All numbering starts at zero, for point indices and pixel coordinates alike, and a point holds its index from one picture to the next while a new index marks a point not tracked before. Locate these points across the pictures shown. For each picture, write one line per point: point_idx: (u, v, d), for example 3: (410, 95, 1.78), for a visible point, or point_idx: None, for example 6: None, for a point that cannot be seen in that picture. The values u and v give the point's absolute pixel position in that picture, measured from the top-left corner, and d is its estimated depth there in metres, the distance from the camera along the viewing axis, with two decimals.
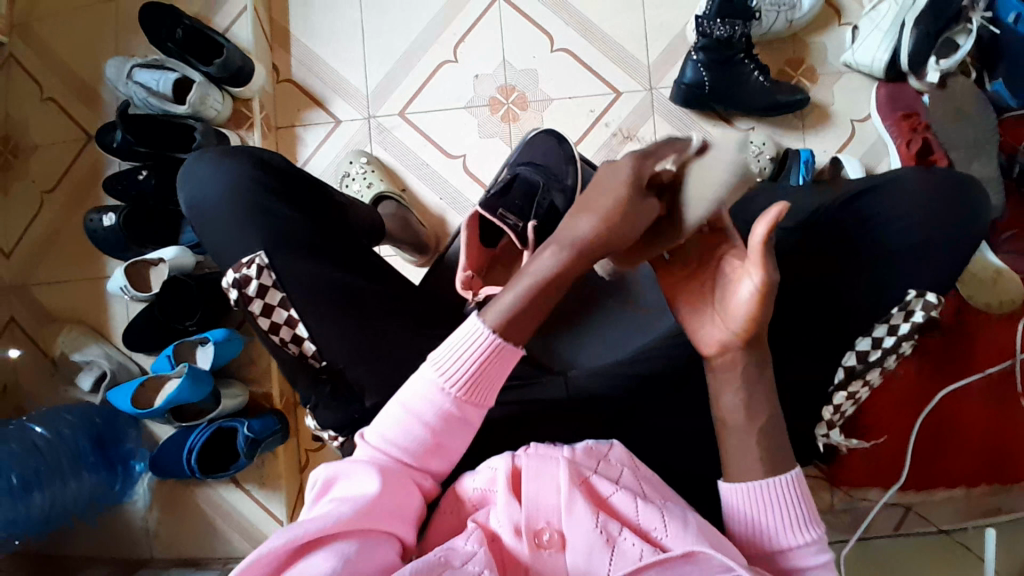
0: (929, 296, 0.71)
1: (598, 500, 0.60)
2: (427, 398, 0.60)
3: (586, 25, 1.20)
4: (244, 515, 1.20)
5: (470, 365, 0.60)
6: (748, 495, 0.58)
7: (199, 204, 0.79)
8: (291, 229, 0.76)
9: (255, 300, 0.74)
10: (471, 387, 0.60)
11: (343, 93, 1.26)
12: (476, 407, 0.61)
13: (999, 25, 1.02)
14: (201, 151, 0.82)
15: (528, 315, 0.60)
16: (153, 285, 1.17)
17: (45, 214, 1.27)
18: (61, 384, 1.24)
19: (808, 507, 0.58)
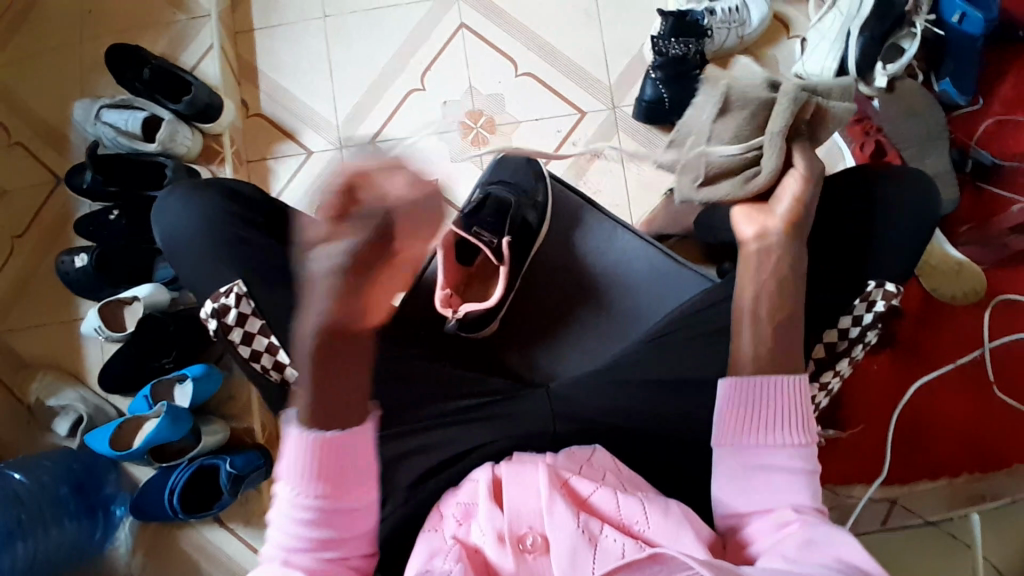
0: (889, 286, 0.75)
1: (578, 502, 0.62)
2: (293, 504, 0.62)
3: (547, 49, 1.24)
4: (229, 554, 1.18)
5: (304, 461, 0.61)
6: (759, 389, 0.63)
7: (173, 239, 0.80)
8: (266, 259, 0.77)
9: (234, 329, 0.74)
10: (326, 479, 0.61)
11: (313, 125, 1.28)
12: (350, 494, 0.62)
13: (944, 26, 1.09)
14: (172, 186, 0.82)
15: (322, 400, 0.61)
16: (127, 324, 1.16)
17: (14, 260, 1.25)
18: (36, 431, 1.21)
19: (807, 416, 0.64)
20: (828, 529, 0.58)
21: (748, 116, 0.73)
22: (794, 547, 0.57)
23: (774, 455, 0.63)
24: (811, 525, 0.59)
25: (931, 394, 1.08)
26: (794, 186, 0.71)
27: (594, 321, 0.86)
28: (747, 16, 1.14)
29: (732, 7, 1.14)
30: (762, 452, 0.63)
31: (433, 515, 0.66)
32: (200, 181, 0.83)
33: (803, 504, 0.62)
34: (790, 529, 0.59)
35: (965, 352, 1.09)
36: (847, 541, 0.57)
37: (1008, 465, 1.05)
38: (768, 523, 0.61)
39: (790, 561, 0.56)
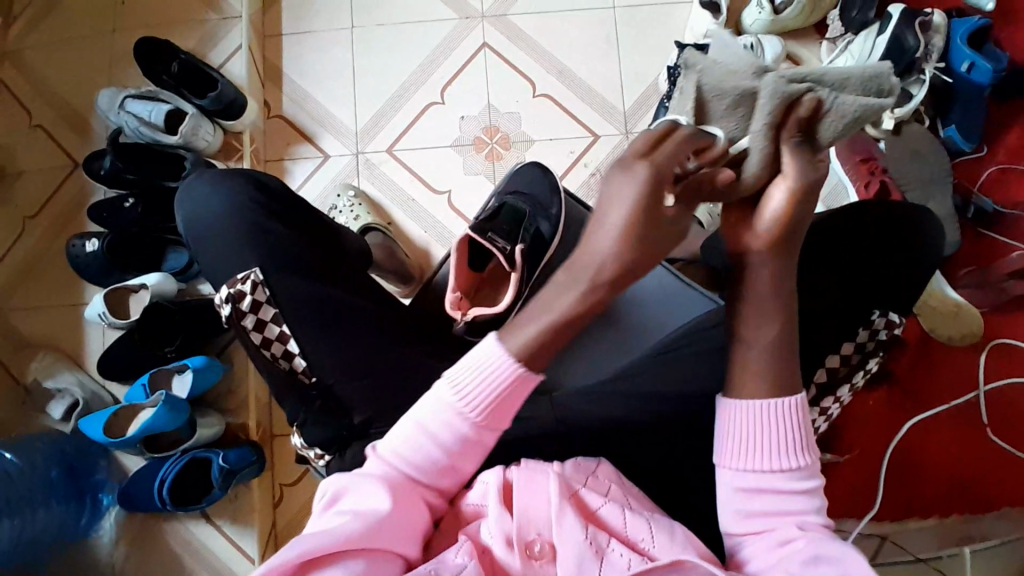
0: (892, 315, 0.77)
1: (587, 513, 0.65)
2: (443, 420, 0.62)
3: (565, 73, 1.28)
4: (214, 551, 1.18)
5: (492, 395, 0.61)
6: (749, 412, 0.60)
7: (195, 223, 0.81)
8: (285, 250, 0.78)
9: (247, 316, 0.76)
10: (489, 414, 0.61)
11: (332, 129, 1.30)
12: (489, 434, 0.63)
13: (952, 74, 1.13)
14: (195, 174, 0.84)
15: (547, 344, 0.59)
16: (132, 311, 1.16)
17: (26, 240, 1.26)
18: (31, 412, 1.21)
19: (806, 435, 0.60)
20: (834, 548, 0.55)
21: None
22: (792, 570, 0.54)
23: (776, 478, 0.60)
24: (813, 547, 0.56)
25: (925, 434, 1.09)
26: (779, 199, 0.61)
27: (599, 332, 0.87)
28: (761, 54, 1.17)
29: (746, 45, 1.16)
30: (763, 476, 0.60)
31: (441, 513, 0.69)
32: (223, 171, 0.84)
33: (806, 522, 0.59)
34: (793, 547, 0.57)
35: (959, 394, 1.10)
36: (855, 561, 0.53)
37: (1000, 508, 1.06)
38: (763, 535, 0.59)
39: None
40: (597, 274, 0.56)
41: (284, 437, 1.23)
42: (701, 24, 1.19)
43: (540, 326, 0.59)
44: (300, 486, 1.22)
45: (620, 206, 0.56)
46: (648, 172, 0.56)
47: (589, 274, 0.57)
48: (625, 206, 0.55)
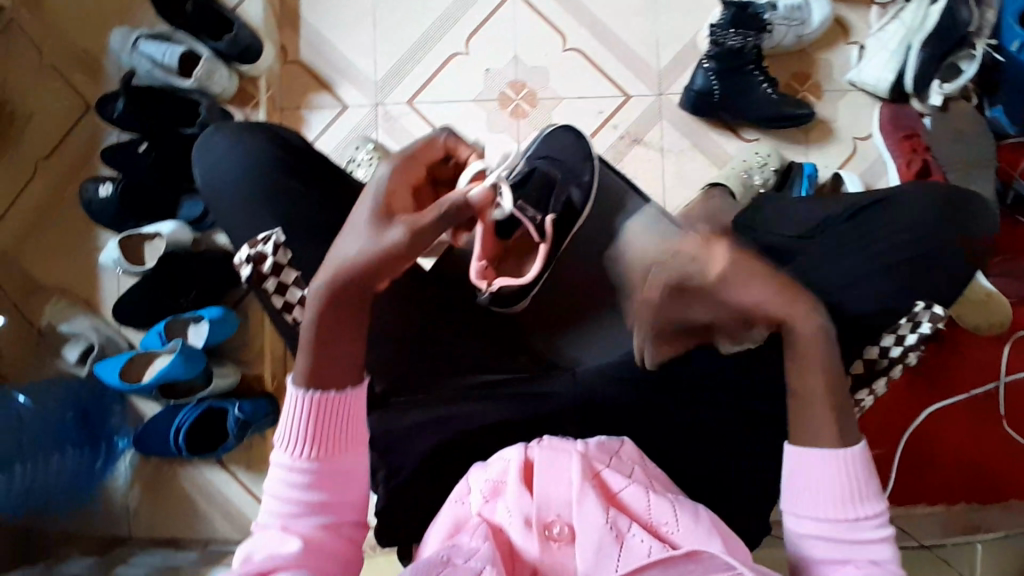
0: (936, 309, 0.75)
1: (608, 495, 0.65)
2: (283, 475, 0.63)
3: (598, 26, 1.21)
4: (229, 497, 1.22)
5: (313, 424, 0.62)
6: (812, 464, 0.65)
7: (212, 178, 0.79)
8: (306, 211, 0.76)
9: (268, 278, 0.74)
10: (316, 443, 0.62)
11: (351, 78, 1.25)
12: (339, 459, 0.63)
13: (1003, 52, 1.03)
14: (215, 126, 0.81)
15: (328, 359, 0.62)
16: (147, 260, 1.14)
17: (38, 183, 1.24)
18: (46, 356, 1.21)
19: (868, 480, 0.65)
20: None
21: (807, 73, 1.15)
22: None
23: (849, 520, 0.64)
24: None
25: (937, 422, 1.09)
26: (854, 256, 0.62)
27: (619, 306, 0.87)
28: (808, 16, 1.10)
29: (795, 5, 1.09)
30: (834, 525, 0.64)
31: (462, 484, 0.70)
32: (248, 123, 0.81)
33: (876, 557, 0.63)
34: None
35: (979, 384, 1.08)
36: None
37: (1008, 500, 1.05)
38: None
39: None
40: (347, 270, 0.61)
41: None
42: None
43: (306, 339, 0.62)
44: None
45: (353, 236, 0.62)
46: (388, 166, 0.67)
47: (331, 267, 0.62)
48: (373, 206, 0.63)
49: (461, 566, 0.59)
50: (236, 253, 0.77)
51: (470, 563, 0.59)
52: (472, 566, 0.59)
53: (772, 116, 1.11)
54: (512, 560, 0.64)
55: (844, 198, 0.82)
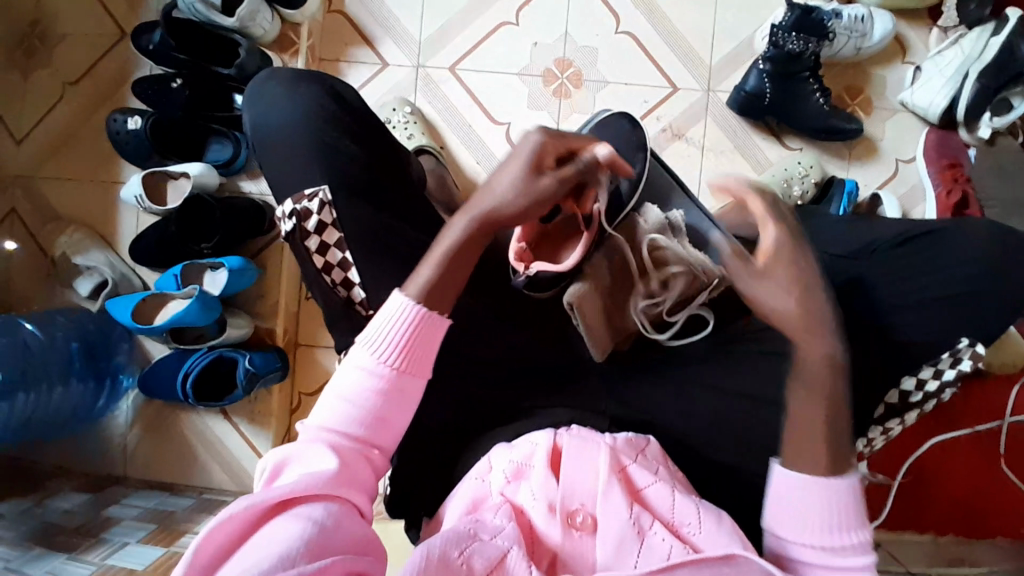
0: (979, 347, 0.74)
1: (633, 491, 0.65)
2: (359, 380, 0.62)
3: (654, 12, 1.18)
4: (228, 447, 1.21)
5: (406, 334, 0.63)
6: (800, 490, 0.59)
7: (264, 125, 0.77)
8: (354, 171, 0.74)
9: (312, 236, 0.72)
10: (404, 356, 0.63)
11: (394, 36, 1.22)
12: (411, 382, 0.63)
13: None
14: (270, 71, 0.79)
15: (445, 279, 0.66)
16: (169, 200, 1.12)
17: (63, 108, 1.21)
18: (58, 286, 1.20)
19: (857, 513, 0.58)
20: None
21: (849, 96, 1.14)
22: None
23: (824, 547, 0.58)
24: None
25: (938, 454, 1.08)
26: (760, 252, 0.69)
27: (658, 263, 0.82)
28: (870, 28, 1.08)
29: (858, 15, 1.07)
30: (817, 555, 0.58)
31: (482, 462, 0.70)
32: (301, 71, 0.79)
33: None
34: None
35: (984, 421, 1.06)
36: None
37: (995, 537, 1.07)
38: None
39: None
40: (489, 214, 0.69)
41: (308, 347, 1.21)
42: None
43: (435, 261, 0.67)
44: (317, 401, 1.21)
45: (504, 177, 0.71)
46: (538, 136, 0.72)
47: (474, 208, 0.70)
48: (514, 171, 0.71)
49: (486, 541, 0.59)
50: (278, 207, 0.76)
51: (498, 539, 0.59)
52: (499, 543, 0.59)
53: (824, 125, 1.09)
54: (532, 543, 0.62)
55: (894, 220, 0.81)
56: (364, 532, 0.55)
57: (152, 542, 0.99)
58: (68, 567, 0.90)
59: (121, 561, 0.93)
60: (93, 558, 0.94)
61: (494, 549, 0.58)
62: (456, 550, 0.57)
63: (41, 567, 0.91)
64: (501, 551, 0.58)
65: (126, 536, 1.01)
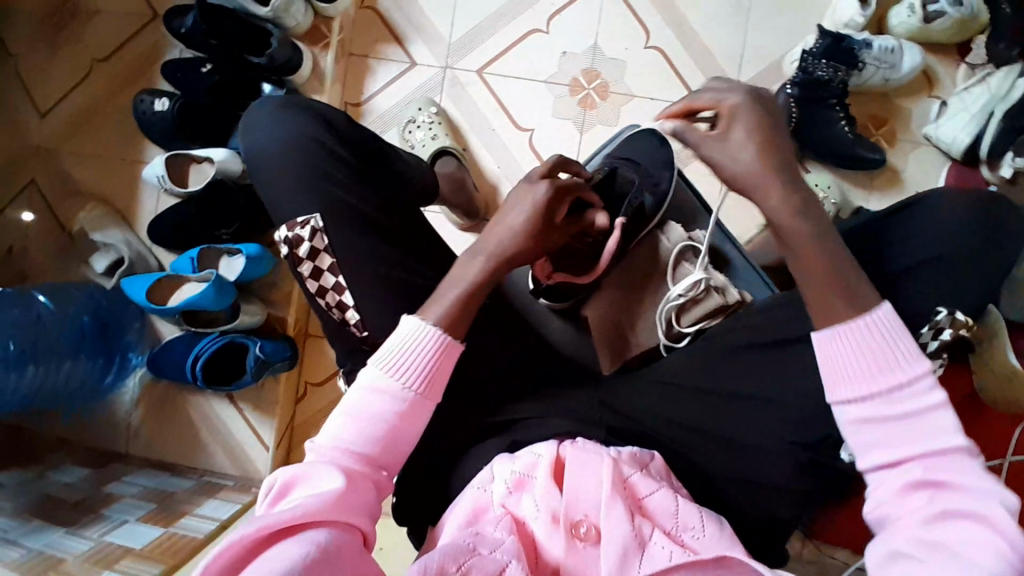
0: (959, 316, 0.71)
1: (635, 501, 0.66)
2: (377, 398, 0.65)
3: (685, 29, 1.18)
4: (232, 433, 1.22)
5: (427, 361, 0.66)
6: (847, 345, 0.59)
7: (259, 149, 0.81)
8: (354, 191, 0.78)
9: (305, 261, 0.77)
10: (424, 381, 0.66)
11: (425, 36, 1.23)
12: (428, 404, 0.66)
13: None
14: (266, 99, 0.84)
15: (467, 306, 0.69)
16: (191, 183, 1.12)
17: (91, 85, 1.22)
18: (73, 261, 1.20)
19: (907, 341, 0.59)
20: (960, 478, 0.54)
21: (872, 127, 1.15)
22: (921, 519, 0.54)
23: (895, 394, 0.58)
24: (937, 500, 0.54)
25: None
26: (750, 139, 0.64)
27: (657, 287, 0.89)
28: (900, 60, 1.08)
29: (888, 47, 1.06)
30: (879, 397, 0.58)
31: (485, 472, 0.70)
32: (302, 100, 0.84)
33: (944, 451, 0.56)
34: (908, 474, 0.56)
35: (984, 457, 1.06)
36: (977, 483, 0.54)
37: None
38: (892, 473, 0.57)
39: (912, 545, 0.52)
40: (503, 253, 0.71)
41: (317, 338, 1.23)
42: (844, 12, 1.09)
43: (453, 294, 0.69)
44: (324, 391, 1.22)
45: (517, 209, 0.73)
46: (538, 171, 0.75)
47: (491, 247, 0.72)
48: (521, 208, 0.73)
49: (487, 557, 0.59)
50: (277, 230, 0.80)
51: (497, 555, 0.59)
52: (498, 558, 0.59)
53: (848, 154, 1.09)
54: (534, 554, 0.64)
55: None
56: (364, 558, 0.56)
57: (150, 521, 1.00)
58: (67, 542, 0.91)
59: (119, 539, 0.94)
60: (92, 534, 0.95)
61: (494, 564, 0.59)
62: (456, 565, 0.57)
63: (40, 540, 0.92)
64: (500, 567, 0.59)
65: (126, 514, 1.01)
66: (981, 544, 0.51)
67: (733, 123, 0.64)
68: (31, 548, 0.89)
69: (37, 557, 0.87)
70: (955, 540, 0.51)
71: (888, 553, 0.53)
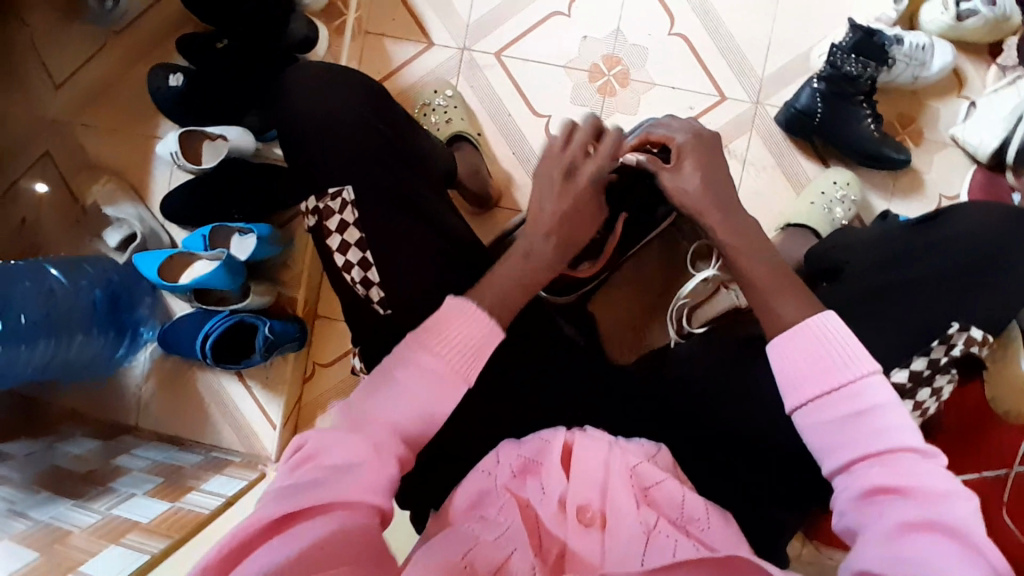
0: (972, 332, 0.76)
1: (642, 488, 0.65)
2: (415, 370, 0.63)
3: (710, 16, 1.15)
4: (240, 411, 1.23)
5: (469, 338, 0.65)
6: (793, 351, 0.64)
7: (289, 118, 0.80)
8: (368, 176, 0.77)
9: (334, 234, 0.76)
10: (461, 361, 0.64)
11: (443, 16, 1.20)
12: (465, 383, 0.64)
13: None
14: (300, 63, 0.82)
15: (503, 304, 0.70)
16: (204, 159, 1.10)
17: (107, 57, 1.21)
18: (88, 235, 1.21)
19: (856, 344, 0.62)
20: (915, 483, 0.56)
21: (895, 127, 1.11)
22: (883, 535, 0.54)
23: (835, 399, 0.61)
24: (896, 513, 0.55)
25: None
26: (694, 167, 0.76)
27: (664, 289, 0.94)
28: (931, 57, 1.04)
29: (919, 44, 1.03)
30: (831, 398, 0.61)
31: (491, 456, 0.70)
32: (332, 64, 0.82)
33: (898, 456, 0.58)
34: (866, 468, 0.58)
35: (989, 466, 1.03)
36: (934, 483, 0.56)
37: None
38: (851, 484, 0.59)
39: (881, 561, 0.53)
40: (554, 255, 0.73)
41: (326, 320, 1.24)
42: None
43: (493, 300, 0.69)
44: (331, 370, 1.23)
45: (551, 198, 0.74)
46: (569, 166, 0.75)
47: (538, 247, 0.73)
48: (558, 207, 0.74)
49: (489, 544, 0.60)
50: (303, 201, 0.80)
51: (499, 543, 0.60)
52: (501, 546, 0.60)
53: (873, 154, 1.06)
54: (538, 535, 0.63)
55: (935, 265, 0.79)
56: (377, 544, 0.54)
57: (157, 495, 1.01)
58: (76, 514, 0.93)
59: (126, 513, 0.95)
60: (100, 507, 0.96)
61: (497, 551, 0.59)
62: (457, 555, 0.57)
63: (48, 512, 0.93)
64: (503, 555, 0.59)
65: (133, 487, 1.03)
66: (946, 554, 0.52)
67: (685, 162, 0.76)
68: (38, 519, 0.92)
69: (45, 528, 0.89)
70: (920, 550, 0.52)
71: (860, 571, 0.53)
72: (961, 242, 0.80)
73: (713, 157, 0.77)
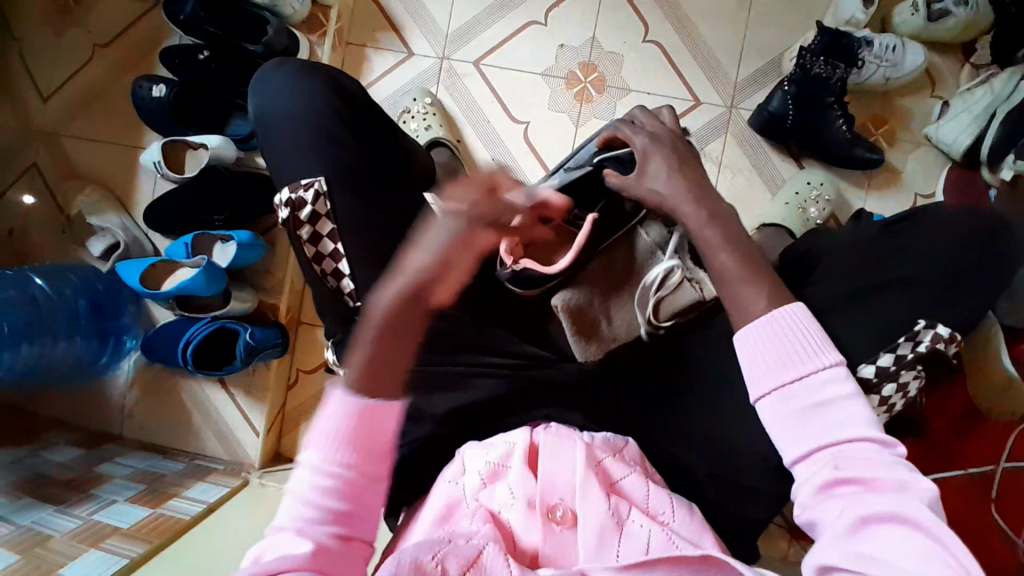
0: (939, 329, 0.76)
1: (610, 482, 0.66)
2: (316, 472, 0.54)
3: (684, 23, 1.17)
4: (223, 418, 1.23)
5: (350, 434, 0.53)
6: (765, 334, 0.64)
7: (266, 117, 0.82)
8: (337, 177, 0.78)
9: (305, 226, 0.77)
10: (360, 448, 0.54)
11: (422, 25, 1.23)
12: (377, 470, 0.55)
13: None
14: (277, 62, 0.84)
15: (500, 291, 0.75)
16: (187, 169, 1.13)
17: (93, 69, 1.23)
18: (73, 245, 1.22)
19: (822, 335, 0.63)
20: (879, 472, 0.55)
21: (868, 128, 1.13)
22: (844, 532, 0.53)
23: (799, 387, 0.61)
24: (856, 503, 0.54)
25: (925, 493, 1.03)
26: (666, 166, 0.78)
27: None
28: (902, 58, 1.06)
29: (890, 45, 1.05)
30: (797, 386, 0.61)
31: (457, 464, 0.69)
32: (307, 64, 0.84)
33: (859, 446, 0.58)
34: (821, 460, 0.58)
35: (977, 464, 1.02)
36: (894, 478, 0.55)
37: None
38: (810, 476, 0.58)
39: (846, 558, 0.51)
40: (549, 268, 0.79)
41: (310, 326, 1.24)
42: (845, 9, 1.07)
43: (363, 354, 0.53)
44: (315, 377, 1.24)
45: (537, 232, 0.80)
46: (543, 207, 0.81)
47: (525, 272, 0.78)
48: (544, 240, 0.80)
49: (462, 543, 0.57)
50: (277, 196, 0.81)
51: (475, 539, 0.57)
52: (476, 542, 0.58)
53: (842, 155, 1.08)
54: (511, 543, 0.61)
55: (901, 259, 0.79)
56: None
57: (139, 502, 1.01)
58: (55, 519, 0.93)
59: (106, 518, 0.95)
60: (80, 513, 0.96)
61: (471, 548, 0.56)
62: (432, 551, 0.54)
63: (29, 517, 0.93)
64: (479, 548, 0.57)
65: (115, 494, 1.03)
66: (914, 549, 0.50)
67: (651, 162, 0.79)
68: (21, 524, 0.91)
69: (25, 533, 0.89)
70: (884, 547, 0.51)
71: (822, 568, 0.52)
72: (928, 237, 0.80)
73: (679, 153, 0.79)
